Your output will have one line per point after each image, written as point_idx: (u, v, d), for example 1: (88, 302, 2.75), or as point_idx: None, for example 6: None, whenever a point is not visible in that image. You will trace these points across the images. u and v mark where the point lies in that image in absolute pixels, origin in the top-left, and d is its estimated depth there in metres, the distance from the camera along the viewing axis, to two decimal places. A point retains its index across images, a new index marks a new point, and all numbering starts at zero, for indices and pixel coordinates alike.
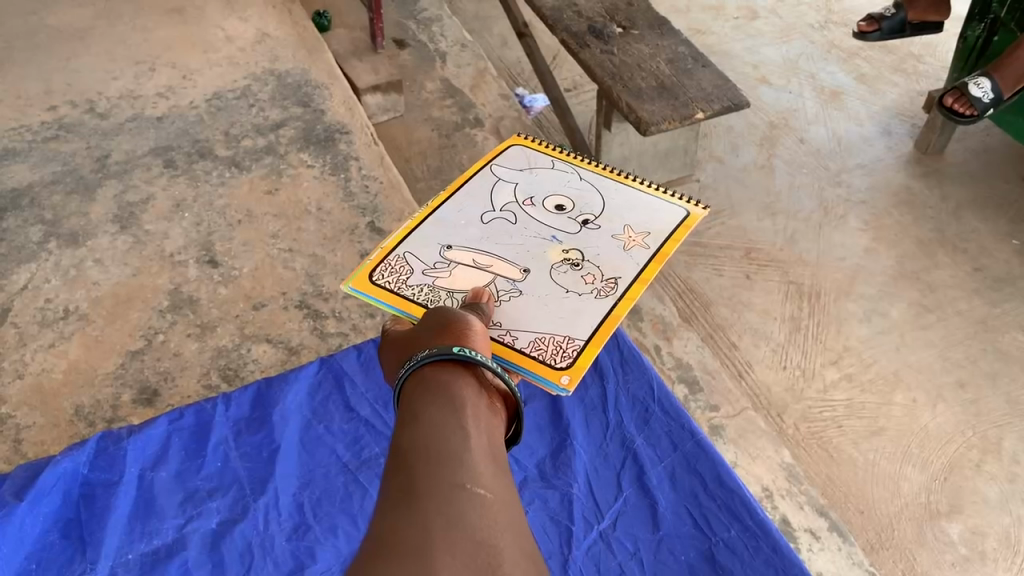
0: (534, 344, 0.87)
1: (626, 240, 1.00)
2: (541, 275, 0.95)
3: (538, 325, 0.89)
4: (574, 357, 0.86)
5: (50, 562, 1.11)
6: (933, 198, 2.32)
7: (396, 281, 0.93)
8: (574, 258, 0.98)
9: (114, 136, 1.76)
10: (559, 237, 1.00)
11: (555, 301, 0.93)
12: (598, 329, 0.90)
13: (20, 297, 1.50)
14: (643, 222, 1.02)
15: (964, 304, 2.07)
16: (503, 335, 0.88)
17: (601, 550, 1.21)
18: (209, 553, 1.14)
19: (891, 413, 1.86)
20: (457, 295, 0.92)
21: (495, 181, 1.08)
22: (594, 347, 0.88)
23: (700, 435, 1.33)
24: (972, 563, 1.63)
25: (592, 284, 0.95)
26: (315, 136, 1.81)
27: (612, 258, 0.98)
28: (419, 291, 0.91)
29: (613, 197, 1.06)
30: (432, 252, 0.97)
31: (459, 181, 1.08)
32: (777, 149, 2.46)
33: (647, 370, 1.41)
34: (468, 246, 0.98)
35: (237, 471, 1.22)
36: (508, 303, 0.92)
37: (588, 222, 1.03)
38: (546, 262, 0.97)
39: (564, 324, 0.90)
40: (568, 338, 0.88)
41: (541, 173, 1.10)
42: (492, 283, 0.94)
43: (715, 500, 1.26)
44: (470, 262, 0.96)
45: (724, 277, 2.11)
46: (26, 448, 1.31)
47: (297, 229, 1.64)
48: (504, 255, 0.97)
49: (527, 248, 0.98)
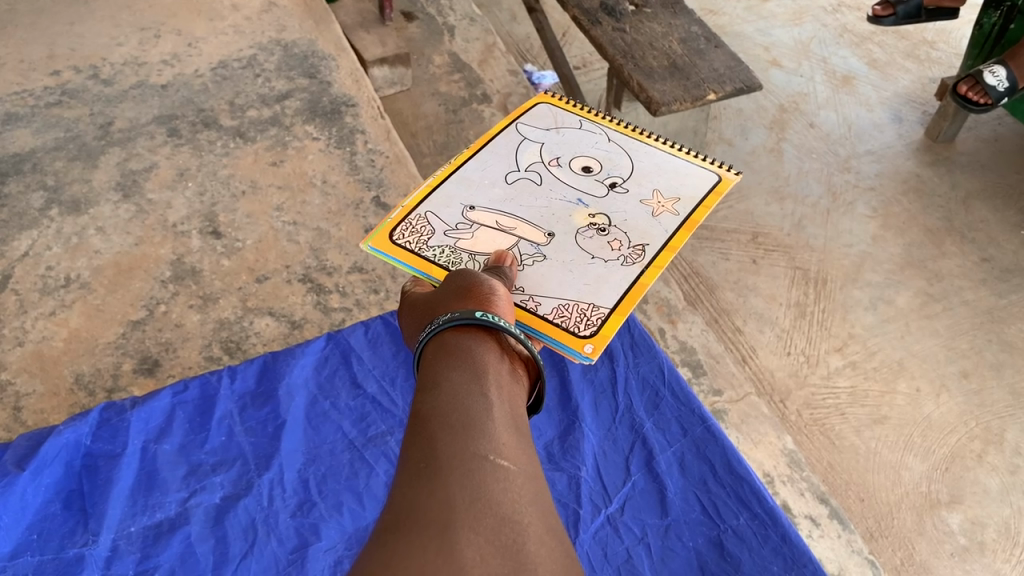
0: (556, 310, 0.86)
1: (654, 205, 0.99)
2: (565, 239, 0.94)
3: (562, 292, 0.88)
4: (597, 326, 0.85)
5: (51, 533, 1.09)
6: (942, 186, 2.30)
7: (417, 241, 0.92)
8: (600, 223, 0.96)
9: (118, 103, 1.73)
10: (584, 201, 0.99)
11: (580, 266, 0.91)
12: (624, 296, 0.88)
13: (21, 264, 1.48)
14: (671, 188, 1.00)
15: (971, 294, 2.06)
16: (526, 301, 0.87)
17: (609, 534, 1.20)
18: (213, 528, 1.13)
19: (894, 402, 1.85)
20: (479, 258, 0.90)
21: (521, 142, 1.06)
22: (618, 315, 0.87)
23: (710, 421, 1.32)
24: (971, 554, 1.63)
25: (618, 250, 0.93)
26: (321, 108, 1.78)
27: (640, 223, 0.96)
28: (439, 251, 0.91)
29: (640, 159, 1.04)
30: (455, 214, 0.95)
31: (483, 141, 1.06)
32: (787, 133, 2.43)
33: (657, 354, 1.40)
34: (491, 208, 0.97)
35: (241, 446, 1.21)
36: (531, 268, 0.90)
37: (614, 185, 1.01)
38: (571, 226, 0.96)
39: (589, 290, 0.89)
40: (592, 305, 0.87)
41: (568, 134, 1.08)
42: (514, 246, 0.93)
43: (724, 487, 1.25)
44: (492, 223, 0.95)
45: (730, 261, 2.10)
46: (26, 416, 1.30)
47: (302, 202, 1.62)
48: (528, 217, 0.96)
49: (552, 211, 0.97)
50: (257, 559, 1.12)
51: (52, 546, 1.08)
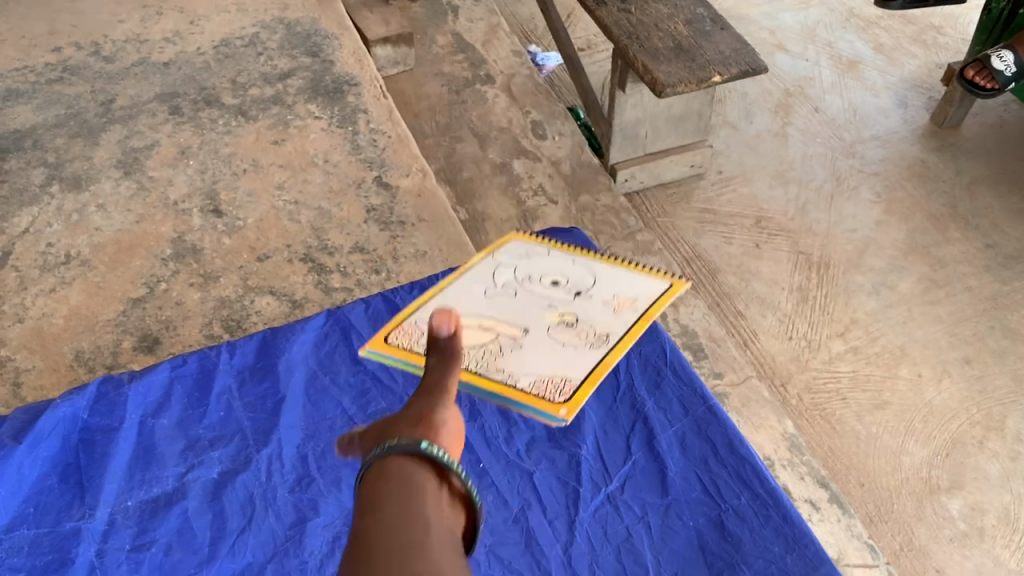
0: (531, 383, 0.78)
1: (615, 304, 0.91)
2: (540, 334, 0.85)
3: (534, 368, 0.79)
4: (572, 392, 0.78)
5: (49, 507, 0.98)
6: (947, 172, 2.28)
7: (409, 340, 0.81)
8: (568, 319, 0.88)
9: (120, 81, 1.73)
10: (553, 302, 0.91)
11: (551, 347, 0.83)
12: (594, 371, 0.81)
13: (22, 240, 1.48)
14: (632, 291, 0.93)
15: (974, 281, 2.04)
16: (501, 374, 0.78)
17: (608, 512, 1.05)
18: (210, 503, 1.00)
19: (895, 387, 1.85)
20: (472, 351, 0.81)
21: (494, 266, 0.97)
22: (591, 380, 0.80)
23: (713, 401, 1.16)
24: (971, 540, 1.63)
25: (586, 337, 0.86)
26: (323, 87, 1.77)
27: (604, 321, 0.89)
28: (428, 342, 0.81)
29: (604, 273, 0.96)
30: (431, 311, 0.87)
31: (459, 266, 0.98)
32: (792, 117, 2.41)
33: (660, 336, 1.24)
34: (471, 307, 0.89)
35: (240, 422, 1.08)
36: (507, 356, 0.81)
37: (578, 294, 0.93)
38: (544, 322, 0.87)
39: (562, 364, 0.81)
40: (563, 376, 0.79)
41: (541, 259, 0.99)
42: (492, 341, 0.83)
43: (725, 467, 1.09)
44: (472, 325, 0.85)
45: (733, 245, 2.09)
46: (25, 392, 1.29)
47: (303, 181, 1.61)
48: (502, 318, 0.87)
49: (524, 313, 0.88)
50: (254, 535, 0.98)
51: (48, 520, 0.97)
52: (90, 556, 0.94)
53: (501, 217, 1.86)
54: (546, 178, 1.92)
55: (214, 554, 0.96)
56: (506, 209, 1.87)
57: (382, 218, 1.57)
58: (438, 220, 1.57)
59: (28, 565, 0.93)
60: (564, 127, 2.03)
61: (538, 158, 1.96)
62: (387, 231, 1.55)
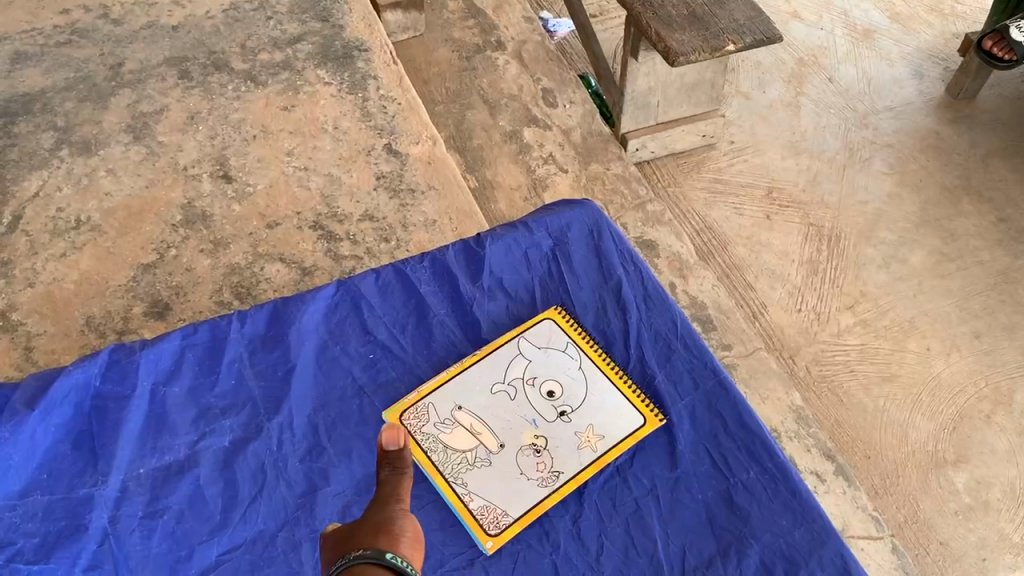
0: (479, 509, 0.93)
1: (585, 437, 0.99)
2: (508, 451, 0.97)
3: (489, 494, 0.94)
4: (504, 527, 0.91)
5: (62, 473, 0.90)
6: (961, 144, 2.26)
7: (416, 422, 0.98)
8: (540, 444, 0.98)
9: (128, 44, 1.72)
10: (537, 420, 1.00)
11: (505, 480, 0.95)
12: (527, 513, 0.92)
13: (33, 204, 1.48)
14: (605, 423, 1.00)
15: (985, 255, 2.03)
16: (462, 490, 0.94)
17: (615, 486, 0.95)
18: (222, 471, 0.93)
19: (904, 360, 1.85)
20: (448, 462, 0.96)
21: (510, 356, 1.05)
22: (521, 523, 0.92)
23: (726, 372, 1.04)
24: (975, 513, 1.65)
25: (541, 471, 0.96)
26: (333, 53, 1.75)
27: (567, 450, 0.98)
28: (426, 437, 0.97)
29: (595, 387, 1.03)
30: (442, 406, 1.00)
31: (482, 336, 1.07)
32: (805, 87, 2.38)
33: (672, 306, 1.11)
34: (474, 407, 1.00)
35: (251, 390, 0.99)
36: (467, 476, 0.95)
37: (563, 412, 1.01)
38: (517, 442, 0.98)
39: (507, 498, 0.94)
40: (501, 512, 0.92)
41: (554, 354, 1.06)
42: (470, 450, 0.97)
43: (735, 441, 0.99)
44: (466, 424, 0.99)
45: (743, 216, 2.08)
46: (38, 357, 1.31)
47: (313, 147, 1.61)
48: (490, 422, 0.99)
49: (509, 421, 1.00)
50: (265, 505, 0.91)
51: (62, 486, 0.90)
52: (104, 523, 0.88)
53: (510, 185, 1.85)
54: (557, 147, 1.91)
55: (227, 522, 0.90)
56: (516, 178, 1.86)
57: (392, 186, 1.57)
58: (448, 188, 1.57)
59: (42, 532, 0.87)
60: (576, 94, 2.01)
61: (548, 127, 1.95)
62: (396, 199, 1.55)
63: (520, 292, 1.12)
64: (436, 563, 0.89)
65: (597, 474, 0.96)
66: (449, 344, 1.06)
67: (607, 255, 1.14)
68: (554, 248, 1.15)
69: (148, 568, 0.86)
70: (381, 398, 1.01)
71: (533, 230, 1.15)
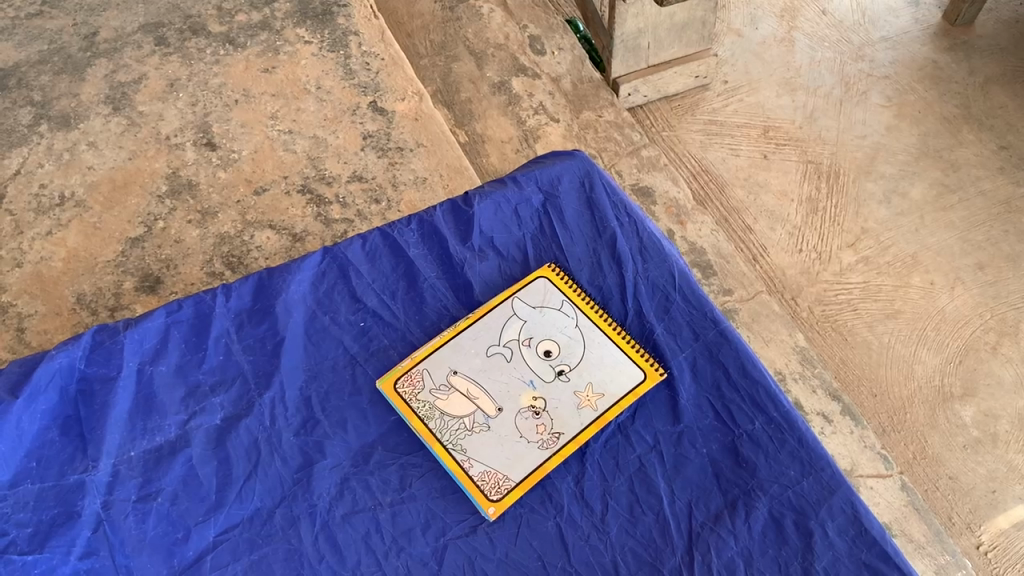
0: (479, 474, 0.91)
1: (585, 397, 0.96)
2: (507, 415, 0.95)
3: (488, 458, 0.92)
4: (505, 492, 0.90)
5: (52, 460, 0.88)
6: (960, 72, 2.19)
7: (412, 390, 0.96)
8: (539, 406, 0.96)
9: (102, 12, 1.66)
10: (535, 381, 0.97)
11: (506, 443, 0.93)
12: (530, 476, 0.91)
13: (14, 182, 1.45)
14: (605, 380, 0.97)
15: (987, 184, 1.99)
16: (461, 458, 0.92)
17: (619, 443, 0.94)
18: (214, 450, 0.91)
19: (908, 295, 1.82)
20: (446, 427, 0.94)
21: (504, 317, 1.02)
22: (523, 487, 0.90)
23: (727, 322, 1.01)
24: (983, 446, 1.64)
25: (541, 432, 0.94)
26: (311, 10, 1.70)
27: (567, 411, 0.95)
28: (423, 406, 0.95)
29: (594, 346, 1.00)
30: (437, 371, 0.97)
31: (477, 301, 1.04)
32: (799, 21, 2.28)
33: (669, 257, 1.08)
34: (471, 371, 0.98)
35: (241, 365, 0.97)
36: (468, 443, 0.93)
37: (562, 372, 0.98)
38: (516, 405, 0.96)
39: (508, 462, 0.92)
40: (502, 477, 0.91)
41: (549, 313, 1.03)
42: (468, 416, 0.95)
43: (739, 392, 0.96)
44: (464, 390, 0.96)
45: (740, 157, 2.03)
46: (30, 338, 1.29)
47: (297, 109, 1.56)
48: (487, 387, 0.97)
49: (507, 384, 0.97)
50: (262, 482, 0.90)
51: (52, 473, 0.88)
52: (97, 509, 0.86)
53: (501, 137, 1.81)
54: (547, 96, 1.86)
55: (223, 502, 0.88)
56: (507, 130, 1.81)
57: (379, 145, 1.53)
58: (437, 144, 1.53)
59: (34, 521, 0.85)
60: (564, 40, 1.95)
61: (537, 76, 1.89)
62: (384, 157, 1.51)
63: (512, 250, 1.08)
64: (439, 532, 0.88)
65: (598, 432, 0.94)
66: (442, 309, 1.04)
67: (602, 206, 1.11)
68: (545, 202, 1.11)
69: (144, 553, 0.85)
70: (375, 366, 0.99)
71: (523, 184, 1.11)
